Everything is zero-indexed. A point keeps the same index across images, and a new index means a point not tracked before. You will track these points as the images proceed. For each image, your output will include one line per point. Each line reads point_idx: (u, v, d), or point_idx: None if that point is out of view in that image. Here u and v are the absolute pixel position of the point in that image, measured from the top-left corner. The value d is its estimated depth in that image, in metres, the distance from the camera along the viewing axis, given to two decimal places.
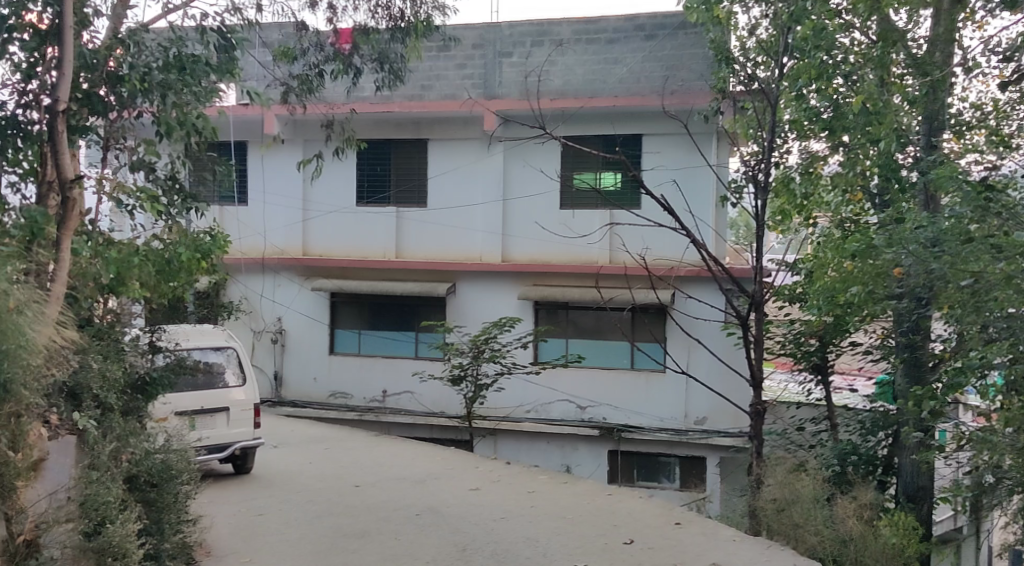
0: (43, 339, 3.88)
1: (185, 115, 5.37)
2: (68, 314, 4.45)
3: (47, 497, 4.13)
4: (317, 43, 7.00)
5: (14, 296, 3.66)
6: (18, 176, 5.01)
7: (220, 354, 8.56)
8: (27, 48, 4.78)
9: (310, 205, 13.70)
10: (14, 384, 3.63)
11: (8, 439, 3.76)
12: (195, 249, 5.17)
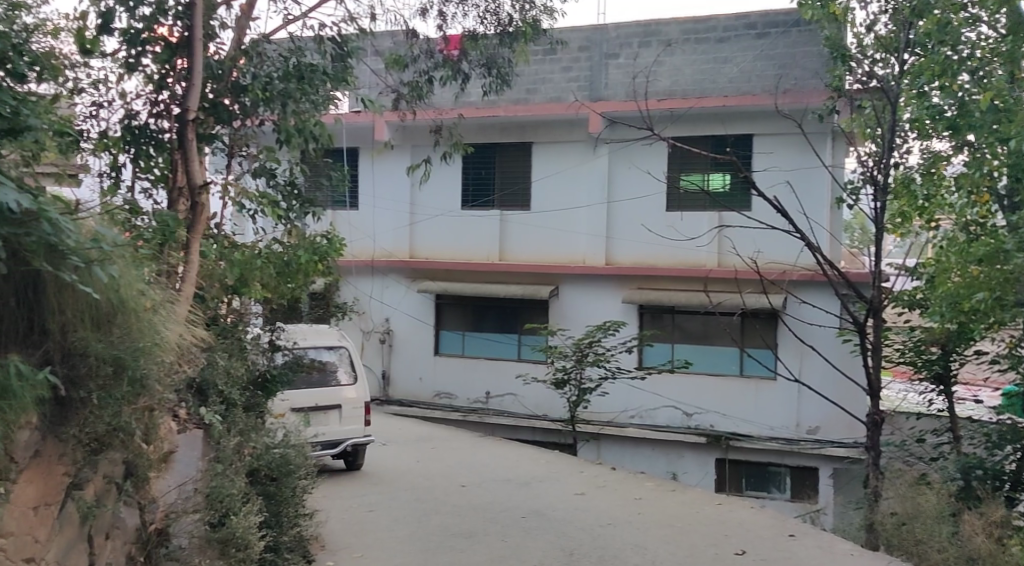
0: (176, 338, 4.16)
1: (303, 122, 5.49)
2: (197, 313, 4.57)
3: (177, 488, 4.50)
4: (428, 50, 7.14)
5: (150, 297, 4.02)
6: (150, 182, 5.34)
7: (334, 353, 8.82)
8: (159, 60, 5.07)
9: (417, 210, 14.12)
10: (149, 380, 3.91)
11: (143, 432, 4.04)
12: (313, 251, 5.32)
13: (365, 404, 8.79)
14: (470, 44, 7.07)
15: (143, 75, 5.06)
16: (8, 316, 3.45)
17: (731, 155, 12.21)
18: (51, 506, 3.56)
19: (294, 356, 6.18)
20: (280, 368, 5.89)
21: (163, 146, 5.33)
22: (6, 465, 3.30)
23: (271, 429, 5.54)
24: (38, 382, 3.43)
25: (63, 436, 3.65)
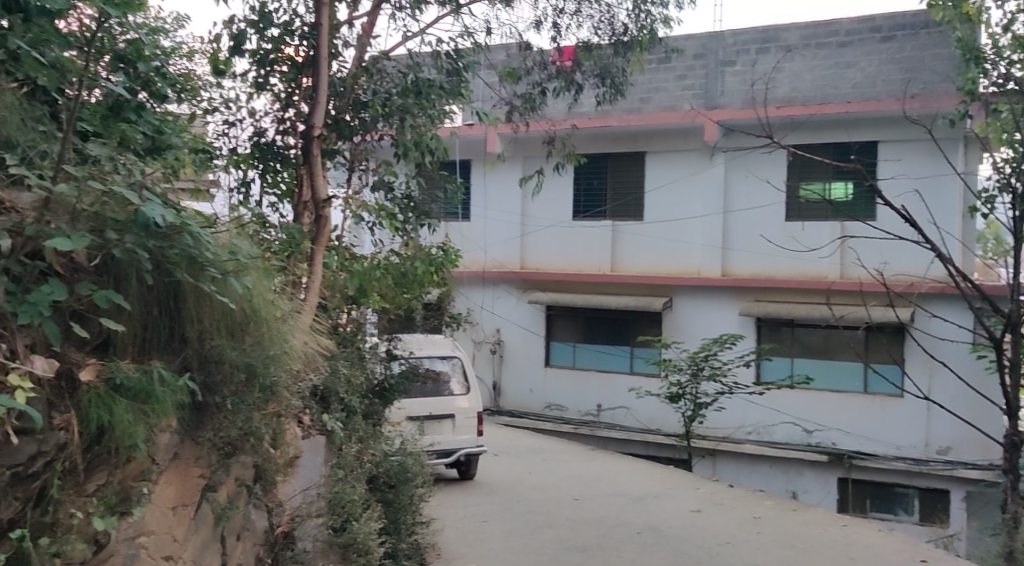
0: (302, 346, 4.31)
1: (420, 136, 5.69)
2: (322, 322, 4.71)
3: (300, 493, 4.71)
4: (541, 62, 7.38)
5: (280, 306, 4.19)
6: (276, 198, 5.61)
7: (446, 363, 9.71)
8: (287, 79, 5.40)
9: (527, 220, 15.71)
10: (277, 386, 4.12)
11: (271, 437, 4.28)
12: (429, 262, 5.43)
13: (477, 413, 9.62)
14: (583, 54, 7.30)
15: (271, 93, 5.34)
16: (151, 323, 3.72)
17: (854, 163, 12.77)
18: (187, 507, 3.84)
19: (411, 365, 6.35)
20: (397, 376, 6.10)
21: (288, 161, 5.62)
22: (149, 466, 3.65)
23: (387, 437, 5.78)
24: (178, 388, 3.73)
25: (199, 439, 3.90)
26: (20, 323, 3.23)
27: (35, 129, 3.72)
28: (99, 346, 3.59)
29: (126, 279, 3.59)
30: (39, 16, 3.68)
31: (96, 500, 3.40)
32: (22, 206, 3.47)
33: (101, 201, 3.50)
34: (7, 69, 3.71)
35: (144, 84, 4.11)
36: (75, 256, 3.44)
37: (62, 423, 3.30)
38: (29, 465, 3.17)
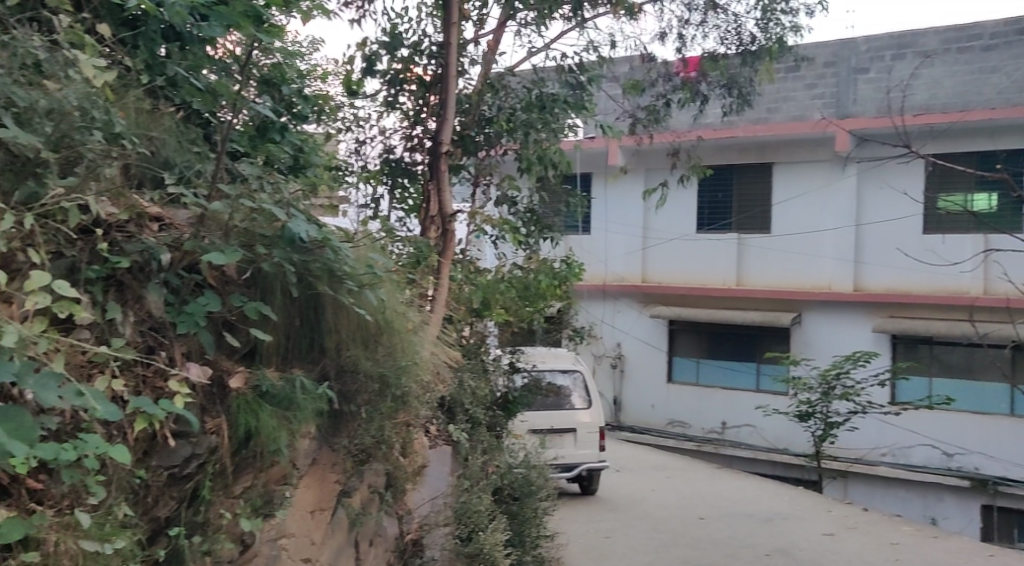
0: (432, 358, 4.40)
1: (543, 150, 5.89)
2: (450, 335, 4.80)
3: (429, 501, 4.94)
4: (665, 74, 7.83)
5: (411, 318, 4.29)
6: (403, 213, 5.79)
7: (568, 377, 10.41)
8: (415, 97, 5.71)
9: (649, 234, 17.55)
10: (409, 397, 4.22)
11: (401, 445, 4.46)
12: (552, 276, 5.74)
13: (598, 428, 10.38)
14: (709, 65, 7.68)
15: (401, 111, 5.68)
16: (293, 332, 3.92)
17: (997, 172, 13.26)
18: (323, 511, 4.09)
19: (533, 378, 6.34)
20: (521, 389, 6.20)
21: (416, 178, 5.85)
22: (290, 471, 3.90)
23: (509, 449, 5.98)
24: (318, 396, 3.92)
25: (335, 446, 4.12)
26: (180, 332, 3.58)
27: (190, 151, 3.97)
28: (247, 354, 3.85)
29: (272, 291, 3.81)
30: (193, 45, 3.99)
31: (243, 502, 3.69)
32: (179, 222, 3.77)
33: (251, 217, 3.72)
34: (167, 96, 3.97)
35: (287, 107, 4.30)
36: (226, 270, 3.69)
37: (214, 427, 3.62)
38: (185, 466, 3.55)
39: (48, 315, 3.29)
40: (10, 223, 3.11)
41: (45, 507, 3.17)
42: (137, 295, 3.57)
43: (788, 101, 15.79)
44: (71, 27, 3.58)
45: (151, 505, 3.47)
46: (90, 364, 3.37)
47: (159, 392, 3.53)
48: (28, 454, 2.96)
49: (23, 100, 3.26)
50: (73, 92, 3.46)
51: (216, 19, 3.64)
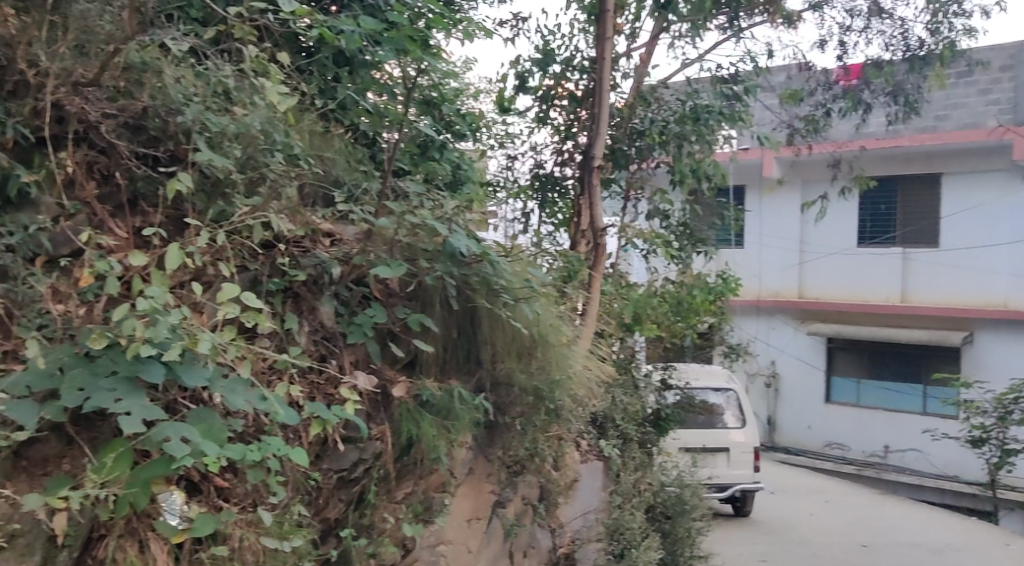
0: (585, 375, 4.30)
1: (697, 162, 6.03)
2: (604, 351, 4.74)
3: (582, 517, 4.92)
4: (825, 82, 7.60)
5: (566, 332, 4.23)
6: (553, 227, 5.92)
7: (719, 395, 10.09)
8: (566, 112, 5.81)
9: (807, 246, 17.26)
10: (562, 411, 4.23)
11: (552, 459, 4.50)
12: (707, 291, 5.94)
13: (752, 449, 10.16)
14: (873, 72, 7.38)
15: (554, 125, 5.76)
16: (450, 343, 4.03)
17: None
18: (479, 520, 4.16)
19: (687, 395, 6.21)
20: (672, 407, 6.08)
21: (564, 191, 5.89)
22: (448, 478, 3.98)
23: (661, 465, 5.93)
24: (474, 408, 3.98)
25: (490, 456, 4.23)
26: (349, 342, 3.79)
27: (357, 170, 4.13)
28: (408, 365, 3.99)
29: (432, 304, 3.94)
30: (360, 68, 4.23)
31: (405, 507, 3.81)
32: (349, 238, 3.92)
33: (414, 232, 3.80)
34: (338, 118, 4.18)
35: (447, 125, 4.50)
36: (391, 283, 3.88)
37: (379, 433, 3.78)
38: (353, 470, 3.75)
39: (234, 323, 3.56)
40: (205, 240, 3.39)
41: (231, 504, 3.43)
42: (311, 306, 3.79)
43: (958, 106, 15.02)
44: (256, 56, 3.76)
45: (322, 506, 3.68)
46: (270, 371, 3.61)
47: (329, 398, 3.70)
48: (219, 453, 3.19)
49: (216, 126, 3.53)
50: (258, 117, 3.66)
51: (387, 42, 3.91)
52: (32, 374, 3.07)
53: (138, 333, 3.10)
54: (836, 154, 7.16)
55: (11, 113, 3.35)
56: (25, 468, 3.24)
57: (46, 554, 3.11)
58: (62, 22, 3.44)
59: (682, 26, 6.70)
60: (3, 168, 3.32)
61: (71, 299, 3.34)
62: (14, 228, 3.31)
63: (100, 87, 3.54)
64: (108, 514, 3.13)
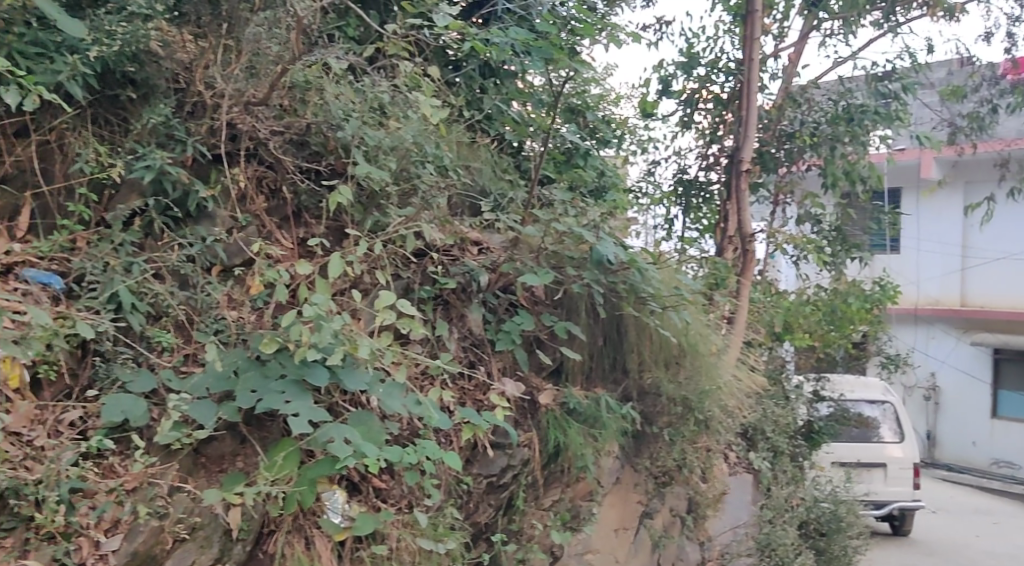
0: (734, 385, 4.21)
1: (852, 164, 5.82)
2: (754, 360, 4.62)
3: (731, 531, 4.82)
4: (992, 77, 7.05)
5: (715, 341, 4.14)
6: (697, 233, 5.91)
7: (874, 408, 9.31)
8: (712, 115, 5.71)
9: (968, 251, 16.25)
10: (712, 421, 4.15)
11: (701, 471, 4.41)
12: (864, 299, 5.73)
13: (911, 464, 9.52)
14: None
15: (699, 129, 5.70)
16: (597, 351, 4.01)
17: None
18: (627, 530, 4.12)
19: (841, 408, 6.05)
20: (825, 419, 5.94)
21: (709, 196, 5.83)
22: (595, 487, 3.98)
23: (814, 480, 5.72)
24: (622, 416, 3.95)
25: (638, 466, 4.19)
26: (498, 349, 3.81)
27: (503, 179, 4.19)
28: (554, 372, 4.00)
29: (578, 311, 3.93)
30: (506, 79, 4.31)
31: (552, 515, 3.82)
32: (496, 246, 3.91)
33: (560, 240, 3.76)
34: (484, 128, 4.25)
35: (592, 132, 4.50)
36: (536, 290, 3.88)
37: (526, 440, 3.77)
38: (501, 475, 3.72)
39: (390, 329, 3.64)
40: (364, 250, 3.53)
41: (388, 505, 3.54)
42: (460, 314, 3.84)
43: None
44: (410, 71, 3.91)
45: (474, 511, 3.69)
46: (423, 376, 3.67)
47: (479, 403, 3.73)
48: (378, 455, 3.29)
49: (373, 140, 3.66)
50: (411, 129, 3.76)
51: (535, 52, 3.89)
52: (211, 376, 3.29)
53: (306, 338, 3.25)
54: (1003, 150, 6.74)
55: (191, 132, 3.59)
56: (204, 465, 3.42)
57: (223, 547, 3.24)
58: (235, 46, 3.61)
59: (832, 25, 6.55)
60: (184, 184, 3.56)
61: (244, 306, 3.56)
62: (193, 239, 3.55)
63: (268, 106, 3.71)
64: (277, 510, 3.29)
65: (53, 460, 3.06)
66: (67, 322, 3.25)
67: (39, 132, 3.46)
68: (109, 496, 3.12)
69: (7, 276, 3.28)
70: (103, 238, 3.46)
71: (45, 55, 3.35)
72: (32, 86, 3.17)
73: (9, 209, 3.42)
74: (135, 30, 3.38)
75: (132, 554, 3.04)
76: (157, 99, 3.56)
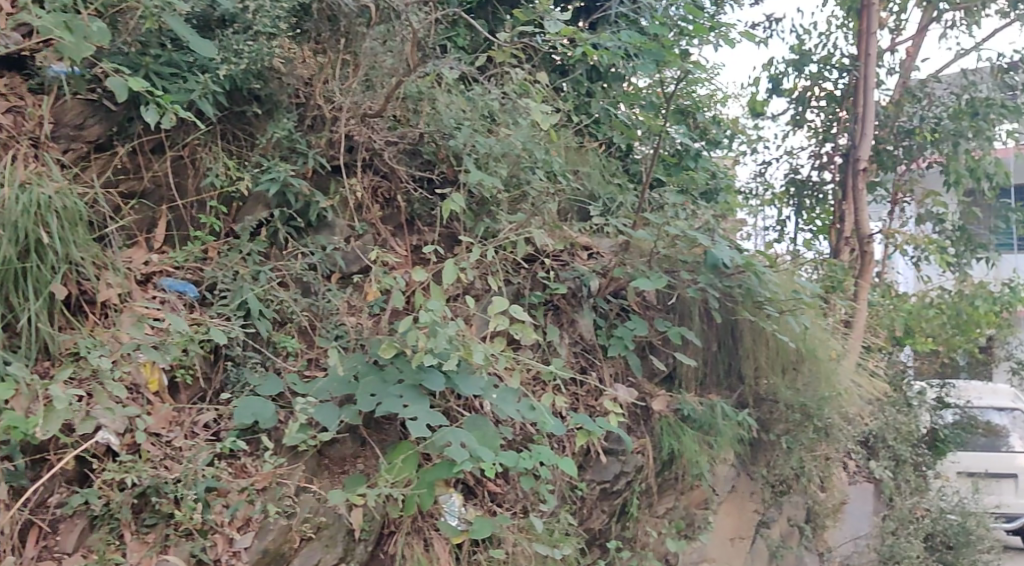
0: (853, 392, 4.08)
1: (977, 162, 5.56)
2: (875, 366, 4.48)
3: (852, 542, 4.73)
4: None
5: (835, 346, 4.05)
6: (811, 233, 5.71)
7: (1003, 414, 8.31)
8: (825, 113, 5.56)
9: None
10: (833, 429, 4.07)
11: (820, 481, 4.27)
12: (992, 302, 5.46)
13: None
14: None
15: (812, 128, 5.55)
16: (710, 357, 3.98)
17: None
18: (743, 539, 4.03)
19: (968, 415, 5.83)
20: (950, 427, 5.64)
21: (823, 197, 5.64)
22: (710, 495, 3.91)
23: (939, 491, 5.42)
24: (738, 423, 3.88)
25: (754, 475, 4.10)
26: (610, 355, 3.78)
27: (612, 183, 4.15)
28: (667, 378, 3.97)
29: (690, 317, 3.91)
30: (614, 82, 4.30)
31: (668, 522, 3.79)
32: (605, 251, 3.88)
33: (673, 243, 3.75)
34: (591, 132, 4.25)
35: (703, 133, 4.45)
36: (648, 295, 3.88)
37: (640, 446, 3.76)
38: (614, 482, 3.71)
39: (503, 334, 3.66)
40: (477, 255, 3.54)
41: (503, 509, 3.55)
42: (571, 319, 3.81)
43: None
44: (520, 78, 3.95)
45: (588, 517, 3.68)
46: (536, 382, 3.66)
47: (593, 409, 3.70)
48: (494, 459, 3.32)
49: (484, 147, 3.70)
50: (521, 135, 3.78)
51: (644, 55, 3.91)
52: (334, 381, 3.40)
53: (422, 343, 3.28)
54: None
55: (312, 144, 3.72)
56: (327, 466, 3.51)
57: (346, 547, 3.34)
58: (352, 60, 3.75)
59: (954, 15, 6.30)
60: (305, 196, 3.68)
61: (362, 312, 3.65)
62: (314, 248, 3.67)
63: (382, 118, 3.80)
64: (398, 511, 3.35)
65: (191, 461, 3.20)
66: (201, 328, 3.41)
67: (174, 148, 3.64)
68: (241, 495, 3.24)
69: (147, 285, 3.48)
70: (232, 248, 3.63)
71: (179, 75, 3.50)
72: (168, 105, 3.33)
73: (147, 222, 3.61)
74: (260, 48, 3.48)
75: (262, 552, 3.17)
76: (281, 114, 3.69)
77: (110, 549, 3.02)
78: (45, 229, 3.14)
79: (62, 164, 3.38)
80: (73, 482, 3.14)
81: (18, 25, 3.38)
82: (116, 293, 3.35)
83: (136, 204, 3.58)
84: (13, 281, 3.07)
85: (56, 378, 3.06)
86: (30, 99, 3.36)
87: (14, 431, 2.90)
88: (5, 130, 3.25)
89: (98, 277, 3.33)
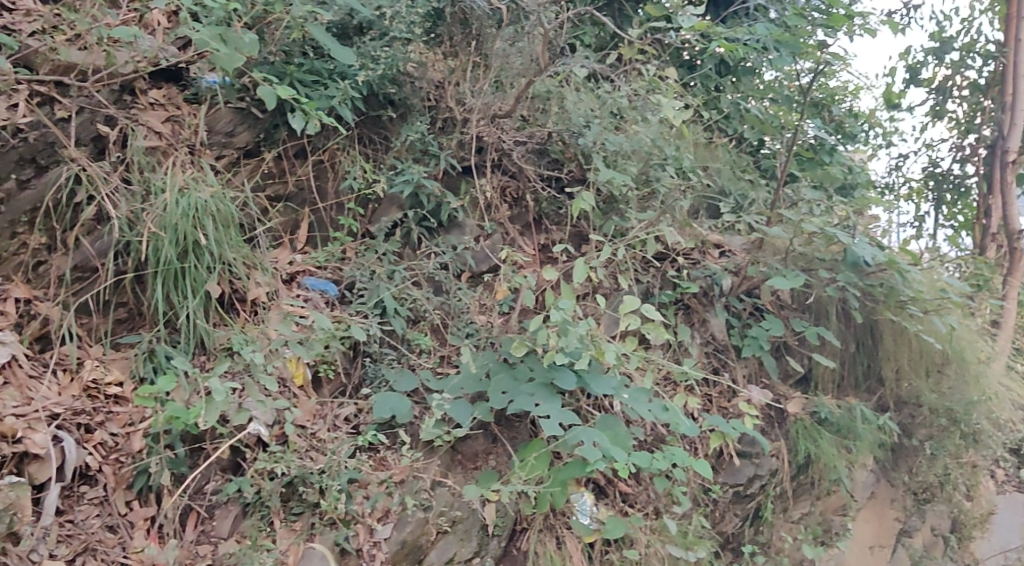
0: (1003, 396, 3.92)
1: None
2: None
3: (1002, 555, 4.51)
4: None
5: (985, 348, 3.92)
6: (952, 229, 5.45)
7: None
8: (966, 103, 5.30)
9: None
10: (983, 436, 3.82)
11: (967, 489, 4.05)
12: None
13: None
14: None
15: (953, 118, 5.26)
16: (848, 358, 3.90)
17: None
18: (884, 548, 3.90)
19: None
20: None
21: (965, 191, 5.37)
22: (848, 501, 3.79)
23: None
24: (879, 428, 3.77)
25: (895, 481, 3.94)
26: (743, 355, 3.72)
27: (743, 179, 4.07)
28: (802, 379, 3.88)
29: (826, 317, 3.82)
30: (745, 76, 4.24)
31: (803, 528, 3.70)
32: (737, 249, 3.83)
33: (809, 240, 3.66)
34: (720, 127, 4.20)
35: (838, 127, 4.32)
36: (782, 294, 3.81)
37: (774, 450, 3.68)
38: (748, 485, 3.64)
39: (633, 334, 3.63)
40: (608, 255, 3.52)
41: (635, 510, 3.52)
42: (702, 318, 3.76)
43: None
44: (651, 75, 3.94)
45: (720, 520, 3.62)
46: (668, 382, 3.62)
47: (726, 410, 3.65)
48: (627, 460, 3.30)
49: (613, 145, 3.72)
50: (650, 132, 3.77)
51: (783, 45, 4.02)
52: (467, 378, 3.43)
53: (553, 342, 3.30)
54: None
55: (443, 146, 3.81)
56: (460, 462, 3.53)
57: (480, 541, 3.40)
58: (481, 62, 3.76)
59: None
60: (437, 196, 3.77)
61: (493, 310, 3.69)
62: (445, 248, 3.75)
63: (512, 118, 3.85)
64: (530, 508, 3.39)
65: (333, 452, 3.28)
66: (342, 324, 3.52)
67: (315, 152, 3.78)
68: (380, 488, 3.30)
69: (291, 284, 3.64)
70: (368, 248, 3.75)
71: (320, 82, 3.62)
72: (313, 112, 3.47)
73: (291, 223, 3.77)
74: (396, 54, 3.60)
75: (400, 544, 3.25)
76: (414, 118, 3.79)
77: (261, 535, 3.14)
78: (201, 232, 3.31)
79: (216, 169, 3.56)
80: (227, 470, 3.24)
81: (175, 38, 3.56)
82: (264, 292, 3.51)
83: (282, 207, 3.75)
84: (174, 281, 3.30)
85: (215, 372, 3.22)
86: (186, 109, 3.56)
87: (177, 421, 3.10)
88: (165, 139, 3.47)
89: (247, 276, 3.48)
